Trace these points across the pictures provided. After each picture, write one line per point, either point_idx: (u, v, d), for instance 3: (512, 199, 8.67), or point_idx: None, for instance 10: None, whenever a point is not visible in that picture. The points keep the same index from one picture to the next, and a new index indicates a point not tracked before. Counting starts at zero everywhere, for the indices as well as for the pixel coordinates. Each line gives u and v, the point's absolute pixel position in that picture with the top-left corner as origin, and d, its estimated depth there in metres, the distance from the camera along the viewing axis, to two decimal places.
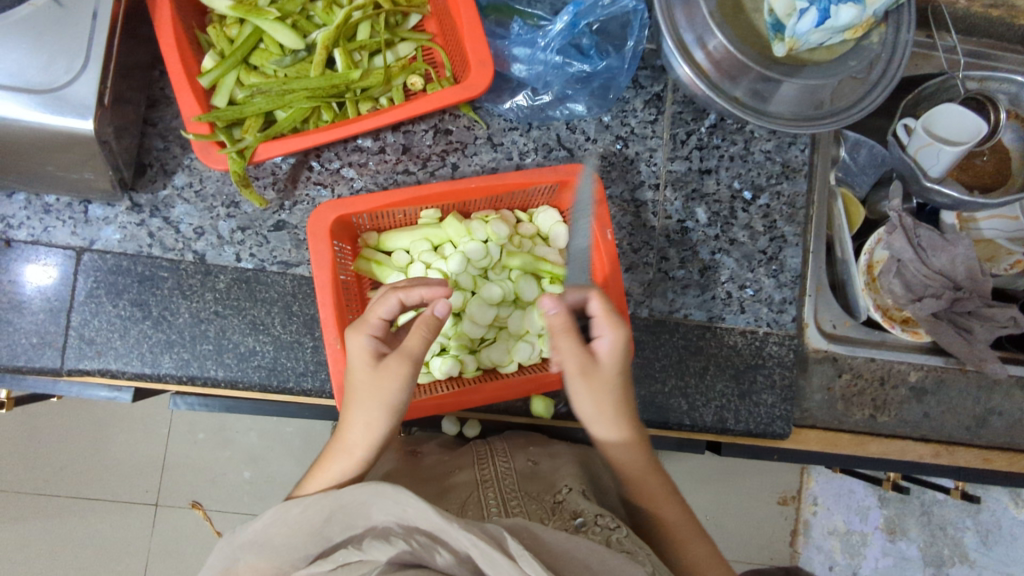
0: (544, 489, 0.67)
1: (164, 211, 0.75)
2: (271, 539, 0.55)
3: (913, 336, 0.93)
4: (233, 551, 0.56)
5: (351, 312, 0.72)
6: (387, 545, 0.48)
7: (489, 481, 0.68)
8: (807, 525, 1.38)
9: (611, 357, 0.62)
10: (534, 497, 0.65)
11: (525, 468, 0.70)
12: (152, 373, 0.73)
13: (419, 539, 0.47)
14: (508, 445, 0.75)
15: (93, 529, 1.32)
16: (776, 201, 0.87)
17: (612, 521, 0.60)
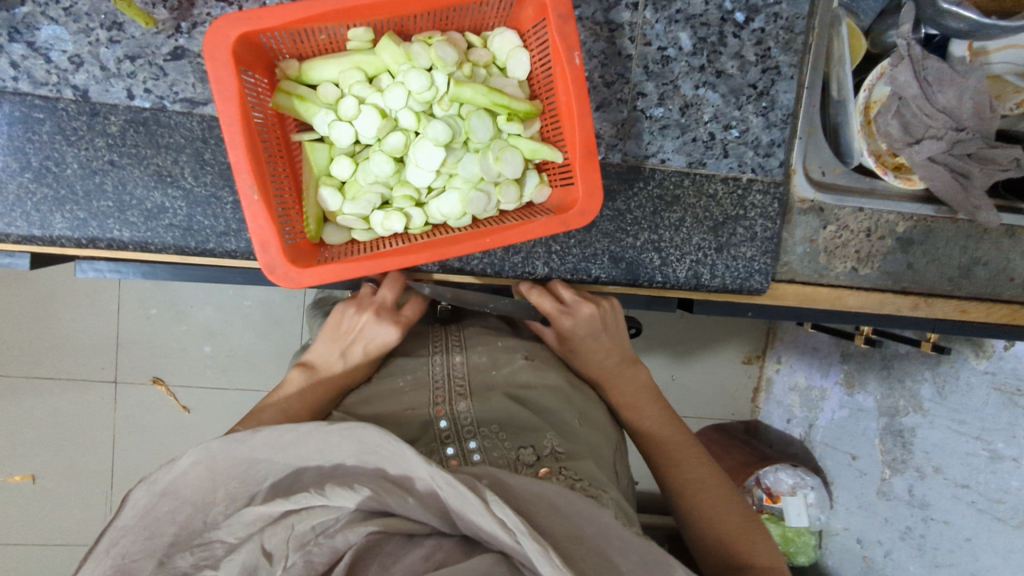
0: (514, 426, 0.63)
1: (27, 36, 0.60)
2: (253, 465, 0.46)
3: (906, 183, 0.85)
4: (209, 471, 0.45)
5: (272, 159, 0.61)
6: (353, 492, 0.45)
7: (446, 406, 0.65)
8: (769, 381, 1.48)
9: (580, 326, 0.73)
10: (505, 435, 0.63)
11: (492, 396, 0.66)
12: (44, 235, 0.63)
13: (384, 485, 0.46)
14: (473, 363, 0.71)
15: (47, 406, 1.27)
16: (773, 25, 0.74)
17: (576, 471, 0.59)
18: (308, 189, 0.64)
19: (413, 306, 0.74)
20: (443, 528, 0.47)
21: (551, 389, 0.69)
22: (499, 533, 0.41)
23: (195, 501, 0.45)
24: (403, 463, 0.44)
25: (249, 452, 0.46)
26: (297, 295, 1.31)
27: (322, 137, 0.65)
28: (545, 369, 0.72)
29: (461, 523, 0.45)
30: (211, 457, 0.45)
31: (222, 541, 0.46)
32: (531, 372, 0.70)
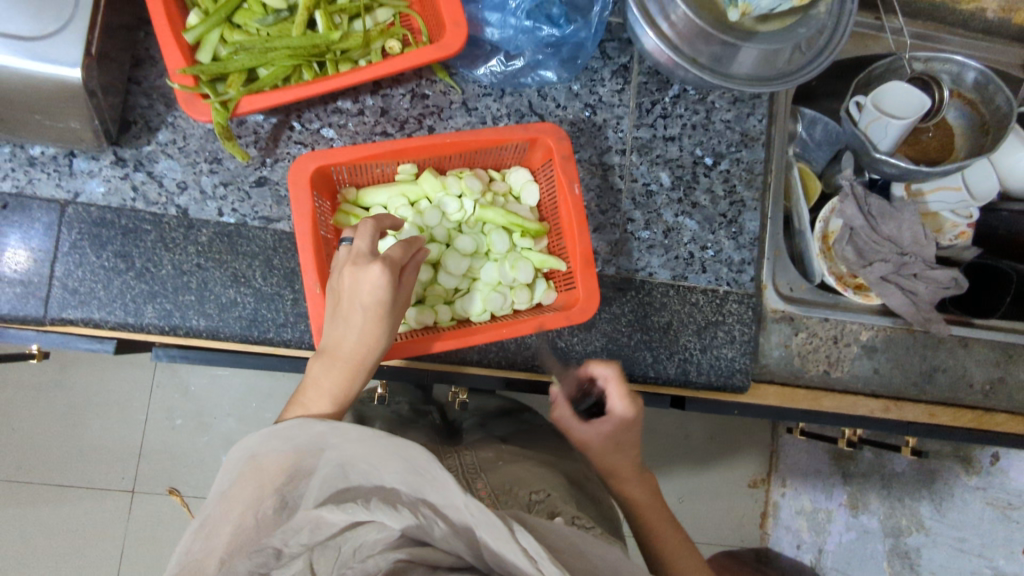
0: (521, 489, 0.68)
1: (147, 166, 0.78)
2: (318, 444, 0.56)
3: (864, 299, 0.98)
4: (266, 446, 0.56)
5: (331, 265, 0.75)
6: (395, 511, 0.53)
7: (462, 476, 0.71)
8: (776, 506, 1.45)
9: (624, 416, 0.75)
10: (512, 496, 0.67)
11: (502, 477, 0.72)
12: (135, 322, 0.75)
13: (423, 512, 0.53)
14: (482, 459, 0.77)
15: (68, 510, 1.33)
16: (736, 167, 0.92)
17: (588, 522, 0.64)
18: None
19: (399, 249, 0.64)
20: (468, 554, 0.54)
21: (548, 470, 0.75)
22: (523, 564, 0.48)
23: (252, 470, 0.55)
24: (444, 490, 0.51)
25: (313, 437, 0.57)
26: None
27: None
28: (538, 460, 0.78)
29: (490, 555, 0.52)
30: (284, 435, 0.57)
31: (272, 546, 0.53)
32: (528, 459, 0.77)
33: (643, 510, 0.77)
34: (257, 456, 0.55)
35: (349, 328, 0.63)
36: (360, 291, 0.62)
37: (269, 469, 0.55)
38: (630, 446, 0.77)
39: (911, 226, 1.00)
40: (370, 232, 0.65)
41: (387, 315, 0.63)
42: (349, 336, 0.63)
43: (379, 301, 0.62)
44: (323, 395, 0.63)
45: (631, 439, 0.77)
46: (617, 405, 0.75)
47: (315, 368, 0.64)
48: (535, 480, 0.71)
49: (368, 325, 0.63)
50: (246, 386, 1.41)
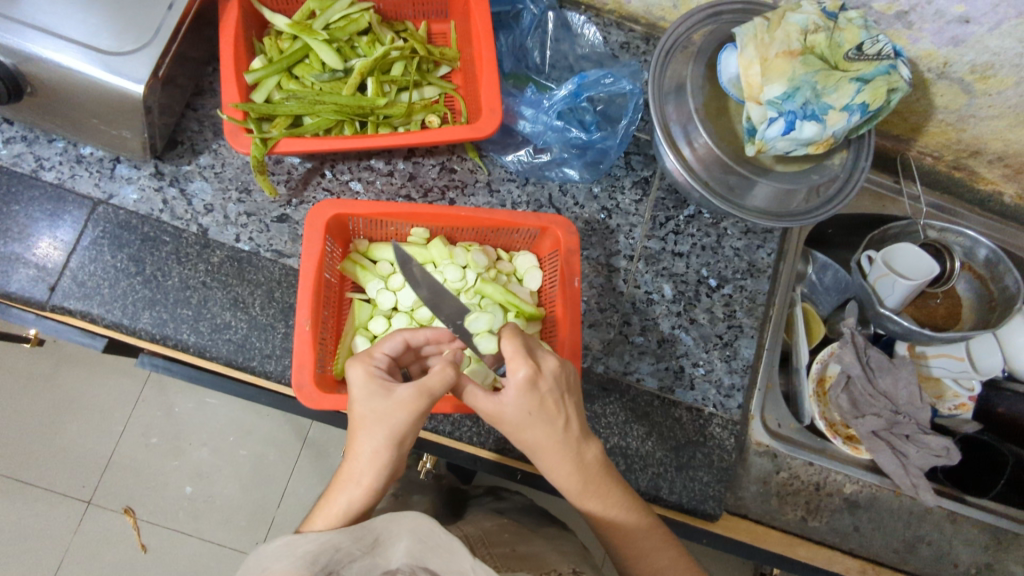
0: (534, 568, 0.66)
1: (181, 183, 0.82)
2: (319, 556, 0.55)
3: (853, 450, 0.98)
4: (259, 557, 0.55)
5: (327, 307, 0.78)
6: None
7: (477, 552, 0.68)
8: None
9: (518, 402, 0.64)
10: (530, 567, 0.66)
11: (509, 553, 0.69)
12: (128, 325, 0.77)
13: None
14: (484, 537, 0.74)
15: (18, 511, 1.30)
16: (739, 294, 0.94)
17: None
18: (346, 336, 0.79)
19: (434, 373, 0.63)
20: None
21: (556, 550, 0.73)
22: None
23: None
24: (448, 555, 0.53)
25: (303, 546, 0.56)
26: (290, 453, 1.39)
27: (369, 298, 0.82)
28: (547, 544, 0.75)
29: None
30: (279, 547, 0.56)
31: None
32: (534, 543, 0.74)
33: (614, 519, 0.71)
34: (254, 570, 0.54)
35: (374, 439, 0.62)
36: (366, 401, 0.63)
37: None
38: (546, 421, 0.66)
39: (907, 384, 0.99)
40: (394, 345, 0.68)
41: (410, 423, 0.63)
42: (372, 449, 0.63)
43: (400, 408, 0.62)
44: (334, 510, 0.62)
45: (546, 420, 0.66)
46: (516, 373, 0.63)
47: (332, 484, 0.64)
48: (549, 561, 0.69)
49: (386, 441, 0.63)
50: (227, 418, 1.40)
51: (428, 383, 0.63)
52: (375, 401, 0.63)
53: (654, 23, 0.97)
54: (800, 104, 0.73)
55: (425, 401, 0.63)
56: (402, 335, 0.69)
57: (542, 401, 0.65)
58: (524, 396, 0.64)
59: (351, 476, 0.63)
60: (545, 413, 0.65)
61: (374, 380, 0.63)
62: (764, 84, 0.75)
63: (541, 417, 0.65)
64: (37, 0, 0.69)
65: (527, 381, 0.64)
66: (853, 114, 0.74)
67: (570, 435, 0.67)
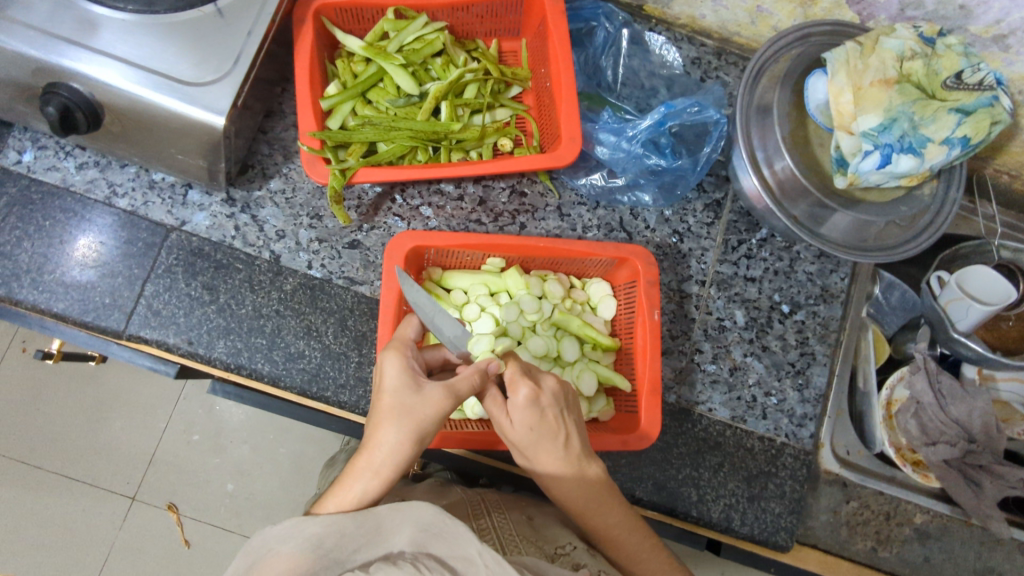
0: (544, 541, 0.68)
1: (253, 210, 0.81)
2: (324, 538, 0.54)
3: (922, 478, 0.96)
4: (264, 539, 0.54)
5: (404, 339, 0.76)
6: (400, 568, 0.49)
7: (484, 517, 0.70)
8: None
9: (522, 418, 0.63)
10: (536, 543, 0.67)
11: (525, 525, 0.71)
12: (204, 354, 0.76)
13: (429, 564, 0.51)
14: (500, 501, 0.76)
15: (65, 509, 1.31)
16: (811, 320, 0.92)
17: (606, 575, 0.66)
18: None
19: (465, 377, 0.62)
20: None
21: (566, 526, 0.75)
22: None
23: (252, 566, 0.53)
24: (454, 542, 0.52)
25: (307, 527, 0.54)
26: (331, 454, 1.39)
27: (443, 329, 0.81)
28: (558, 516, 0.76)
29: None
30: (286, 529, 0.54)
31: None
32: (546, 513, 0.76)
33: (612, 536, 0.69)
34: (264, 552, 0.53)
35: (397, 430, 0.59)
36: (393, 392, 0.60)
37: (270, 565, 0.52)
38: (549, 439, 0.64)
39: (982, 413, 0.96)
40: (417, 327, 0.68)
41: (431, 418, 0.60)
42: (393, 441, 0.59)
43: (428, 402, 0.60)
44: (347, 498, 0.59)
45: (546, 437, 0.63)
46: (521, 393, 0.63)
47: (346, 468, 0.60)
48: (557, 534, 0.71)
49: (409, 433, 0.59)
50: (269, 420, 1.40)
51: (457, 385, 0.61)
52: (400, 394, 0.60)
53: (727, 39, 0.94)
54: (897, 136, 0.71)
55: (450, 402, 0.61)
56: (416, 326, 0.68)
57: (543, 418, 0.63)
58: (529, 413, 0.63)
59: (364, 465, 0.59)
60: (547, 431, 0.63)
61: (407, 372, 0.61)
62: (858, 114, 0.72)
63: (540, 434, 0.63)
64: (114, 29, 0.68)
65: (533, 398, 0.63)
66: (953, 147, 0.72)
67: (569, 450, 0.65)
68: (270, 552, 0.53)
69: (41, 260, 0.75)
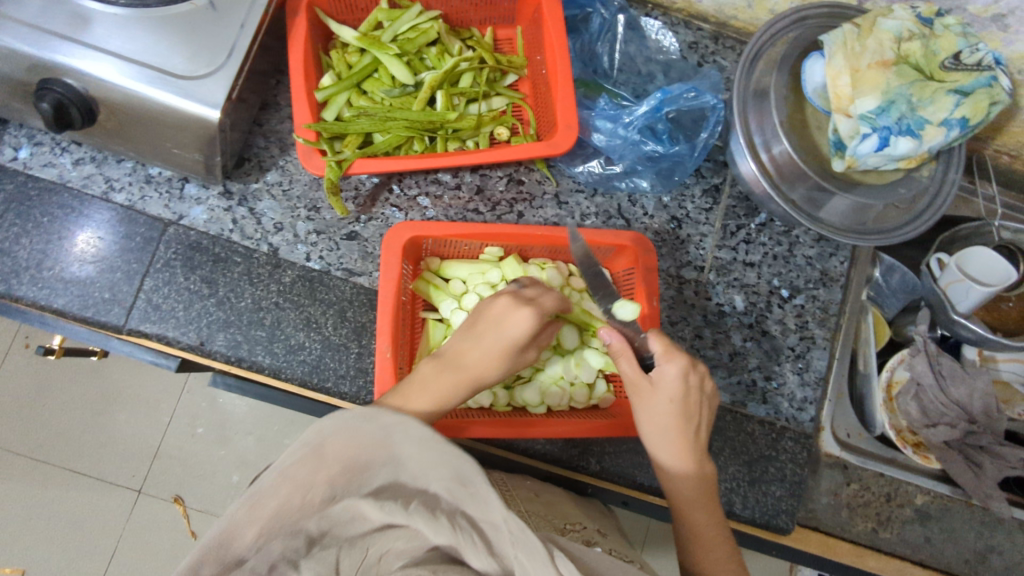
0: (555, 517, 0.73)
1: (250, 202, 0.81)
2: (387, 438, 0.51)
3: (923, 459, 0.97)
4: (325, 427, 0.50)
5: (404, 329, 0.77)
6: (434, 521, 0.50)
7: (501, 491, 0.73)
8: None
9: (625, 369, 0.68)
10: (548, 518, 0.71)
11: (538, 503, 0.75)
12: (204, 348, 0.77)
13: (459, 522, 0.49)
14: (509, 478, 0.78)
15: (72, 503, 1.33)
16: (811, 304, 0.92)
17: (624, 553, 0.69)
18: (421, 356, 0.79)
19: (550, 299, 0.67)
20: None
21: (573, 507, 0.79)
22: None
23: (310, 445, 0.50)
24: (484, 506, 0.48)
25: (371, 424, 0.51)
26: None
27: (442, 318, 0.81)
28: (562, 496, 0.80)
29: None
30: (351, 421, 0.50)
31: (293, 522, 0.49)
32: (556, 493, 0.80)
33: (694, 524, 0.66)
34: (325, 433, 0.50)
35: (484, 351, 0.64)
36: (503, 304, 0.66)
37: (333, 444, 0.50)
38: (645, 397, 0.67)
39: (984, 394, 0.95)
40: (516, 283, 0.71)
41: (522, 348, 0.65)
42: (482, 358, 0.64)
43: (512, 318, 0.64)
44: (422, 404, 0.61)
45: (654, 412, 0.66)
46: (627, 366, 0.68)
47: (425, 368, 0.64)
48: (570, 515, 0.75)
49: (494, 355, 0.64)
50: (273, 412, 1.41)
51: (545, 304, 0.66)
52: (498, 308, 0.65)
53: (724, 23, 0.93)
54: (895, 119, 0.71)
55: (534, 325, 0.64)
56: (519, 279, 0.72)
57: (649, 381, 0.66)
58: (630, 370, 0.68)
59: (442, 375, 0.63)
60: (658, 408, 0.66)
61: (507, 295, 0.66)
62: (855, 97, 0.72)
63: (639, 399, 0.67)
64: (107, 23, 0.68)
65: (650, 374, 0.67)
66: (952, 129, 0.72)
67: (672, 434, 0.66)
68: (329, 438, 0.50)
69: (41, 256, 0.76)
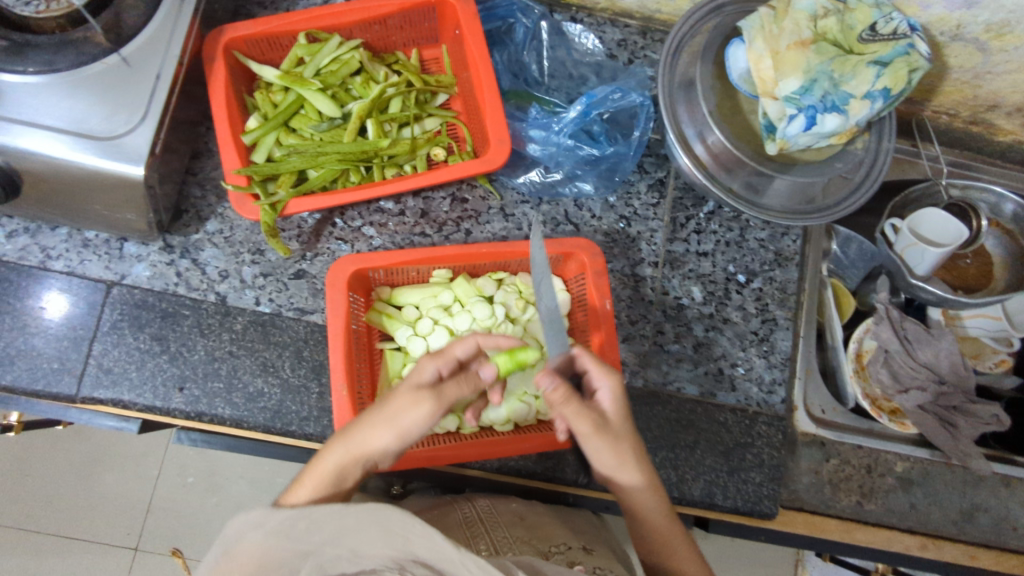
0: (539, 540, 0.73)
1: (193, 254, 0.81)
2: (295, 527, 0.54)
3: (899, 427, 0.96)
4: (234, 533, 0.53)
5: (359, 361, 0.76)
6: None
7: (483, 526, 0.74)
8: None
9: (574, 419, 0.61)
10: (530, 543, 0.72)
11: (518, 527, 0.75)
12: (161, 406, 0.76)
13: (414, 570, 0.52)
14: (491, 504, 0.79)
15: (63, 571, 1.29)
16: (769, 286, 0.92)
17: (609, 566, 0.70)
18: (381, 387, 0.78)
19: (456, 384, 0.60)
20: None
21: (565, 525, 0.79)
22: None
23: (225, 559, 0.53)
24: (434, 545, 0.52)
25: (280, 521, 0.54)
26: None
27: (399, 347, 0.81)
28: (552, 514, 0.81)
29: None
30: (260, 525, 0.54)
31: None
32: (544, 514, 0.80)
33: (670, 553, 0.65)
34: (238, 541, 0.53)
35: (376, 421, 0.58)
36: (412, 386, 0.59)
37: (246, 552, 0.53)
38: (602, 448, 0.62)
39: (949, 354, 0.96)
40: (468, 348, 0.64)
41: (419, 422, 0.58)
42: (373, 427, 0.58)
43: (416, 409, 0.58)
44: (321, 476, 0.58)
45: (614, 453, 0.62)
46: (577, 426, 0.61)
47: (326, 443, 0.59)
48: (552, 536, 0.75)
49: (385, 427, 0.57)
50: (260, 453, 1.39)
51: (448, 391, 0.59)
52: (402, 393, 0.58)
53: (650, 17, 0.93)
54: (819, 97, 0.71)
55: (440, 406, 0.58)
56: (473, 340, 0.65)
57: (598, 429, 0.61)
58: (581, 421, 0.61)
59: (331, 461, 0.58)
60: (615, 447, 0.62)
61: (420, 379, 0.59)
62: (779, 79, 0.71)
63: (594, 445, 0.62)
64: (19, 93, 0.67)
65: (598, 421, 0.61)
66: (875, 101, 0.72)
67: (632, 469, 0.63)
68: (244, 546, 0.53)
69: None
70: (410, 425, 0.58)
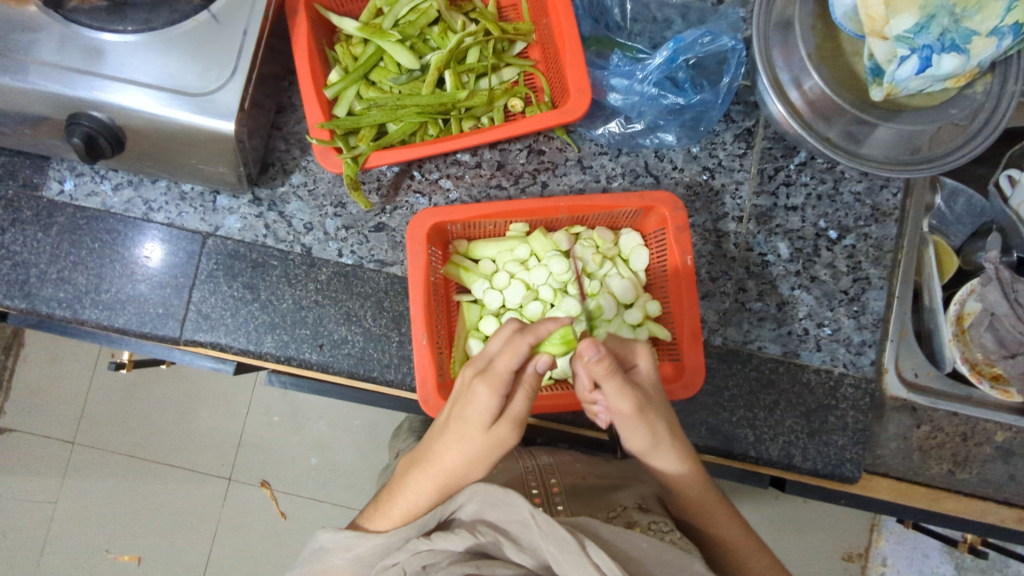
0: (597, 507, 0.69)
1: (279, 207, 0.84)
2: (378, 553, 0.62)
3: (1002, 394, 0.90)
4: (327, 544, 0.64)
5: (439, 311, 0.78)
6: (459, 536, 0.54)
7: (542, 486, 0.72)
8: None
9: (622, 401, 0.59)
10: (589, 511, 0.68)
11: (580, 490, 0.73)
12: (255, 350, 0.80)
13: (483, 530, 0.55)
14: (559, 464, 0.77)
15: (170, 495, 1.41)
16: (863, 243, 0.86)
17: (666, 525, 0.64)
18: (459, 337, 0.80)
19: (524, 400, 0.59)
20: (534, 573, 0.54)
21: (626, 489, 0.74)
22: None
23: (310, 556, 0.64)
24: (505, 508, 0.55)
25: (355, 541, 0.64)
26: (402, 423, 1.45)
27: (476, 299, 0.82)
28: (615, 473, 0.77)
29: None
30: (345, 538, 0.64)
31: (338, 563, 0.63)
32: (607, 475, 0.77)
33: (711, 512, 0.70)
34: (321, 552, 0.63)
35: (458, 461, 0.61)
36: (485, 424, 0.59)
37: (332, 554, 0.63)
38: (644, 425, 0.62)
39: None
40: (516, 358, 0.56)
41: (498, 451, 0.61)
42: (453, 462, 0.61)
43: (500, 441, 0.60)
44: (407, 509, 0.65)
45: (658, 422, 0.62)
46: (619, 404, 0.60)
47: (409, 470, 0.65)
48: (613, 497, 0.71)
49: (467, 463, 0.61)
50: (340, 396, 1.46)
51: (514, 411, 0.59)
52: (478, 431, 0.59)
53: None
54: (936, 36, 0.64)
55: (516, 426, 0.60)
56: (526, 342, 0.56)
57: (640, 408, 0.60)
58: (623, 401, 0.59)
59: (425, 479, 0.64)
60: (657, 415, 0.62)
61: (487, 412, 0.58)
62: (890, 16, 0.65)
63: (639, 424, 0.61)
64: (120, 51, 0.70)
65: (637, 405, 0.60)
66: (1003, 38, 0.65)
67: (667, 447, 0.64)
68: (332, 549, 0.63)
69: (97, 280, 0.81)
70: (495, 453, 0.61)
